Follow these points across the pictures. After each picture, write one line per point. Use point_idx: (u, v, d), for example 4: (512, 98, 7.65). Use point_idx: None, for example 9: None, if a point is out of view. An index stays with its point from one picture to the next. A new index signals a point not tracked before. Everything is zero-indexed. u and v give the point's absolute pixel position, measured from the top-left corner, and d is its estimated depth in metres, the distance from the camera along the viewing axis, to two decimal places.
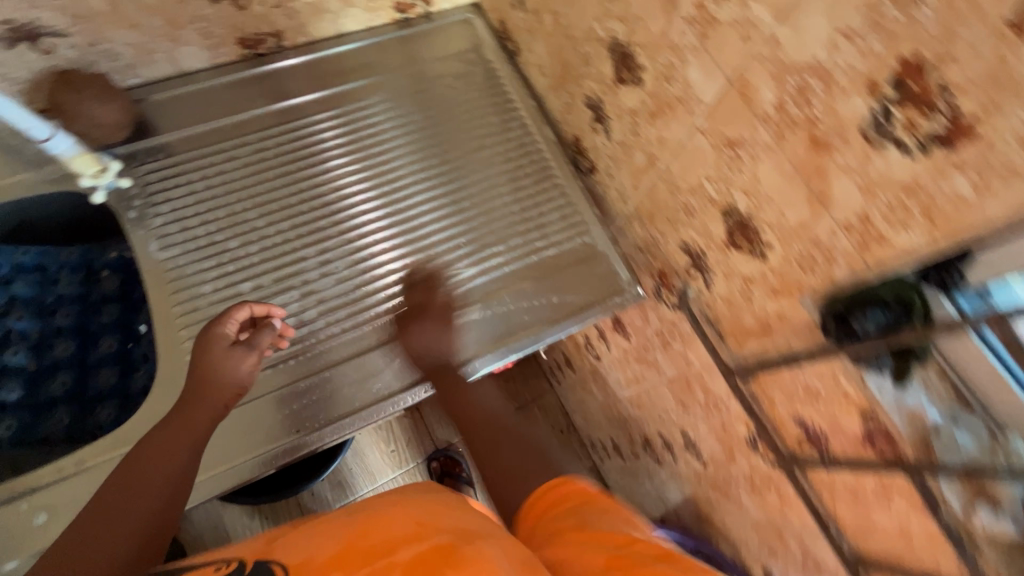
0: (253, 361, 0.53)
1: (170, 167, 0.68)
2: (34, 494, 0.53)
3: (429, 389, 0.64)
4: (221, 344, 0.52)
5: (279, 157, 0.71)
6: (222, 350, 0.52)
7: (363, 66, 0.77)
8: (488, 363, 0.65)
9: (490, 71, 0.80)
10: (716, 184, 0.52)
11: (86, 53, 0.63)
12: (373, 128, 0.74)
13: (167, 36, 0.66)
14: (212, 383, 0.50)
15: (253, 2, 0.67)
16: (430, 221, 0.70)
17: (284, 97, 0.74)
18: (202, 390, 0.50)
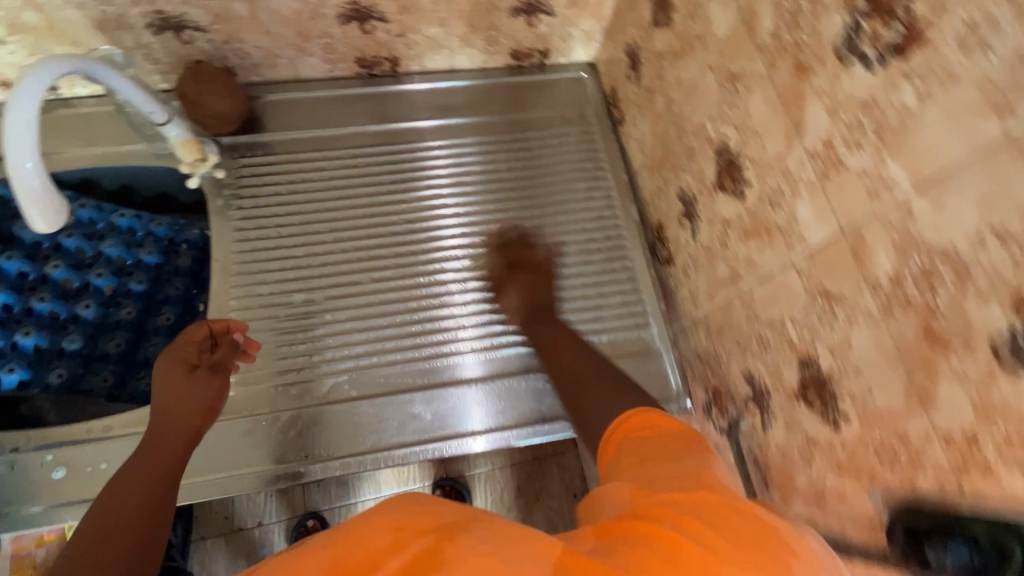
0: (215, 382, 0.55)
1: (265, 166, 0.71)
2: (61, 450, 0.56)
3: (438, 451, 0.62)
4: (182, 370, 0.54)
5: (366, 177, 0.72)
6: (180, 375, 0.53)
7: (467, 106, 0.78)
8: (503, 440, 0.63)
9: (590, 134, 0.78)
10: (800, 328, 0.46)
11: (220, 49, 0.68)
12: (462, 168, 0.75)
13: (294, 46, 0.70)
14: (178, 408, 0.51)
15: (379, 29, 0.69)
16: None
17: (385, 120, 0.76)
18: (169, 417, 0.51)
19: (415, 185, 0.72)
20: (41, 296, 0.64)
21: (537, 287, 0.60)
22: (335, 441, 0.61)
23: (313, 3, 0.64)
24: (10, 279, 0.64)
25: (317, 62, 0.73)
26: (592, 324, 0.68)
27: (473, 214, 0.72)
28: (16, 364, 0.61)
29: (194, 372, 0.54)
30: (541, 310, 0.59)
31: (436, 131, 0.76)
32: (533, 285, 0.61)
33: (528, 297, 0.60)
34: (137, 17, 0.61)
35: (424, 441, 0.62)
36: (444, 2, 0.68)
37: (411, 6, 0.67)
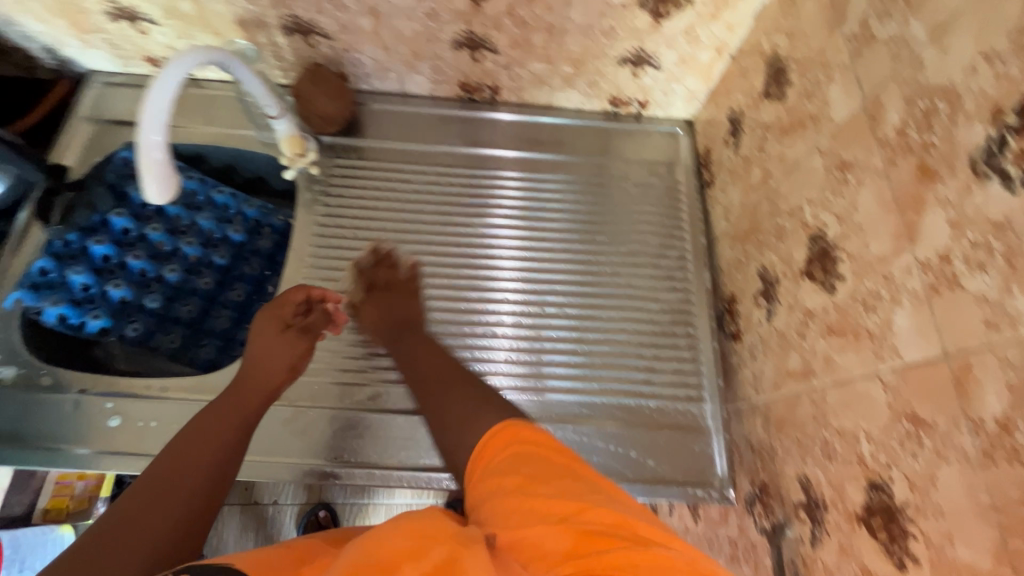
0: (303, 345, 0.59)
1: (355, 169, 0.75)
2: (121, 401, 0.61)
3: None
4: (275, 328, 0.59)
5: (445, 193, 0.74)
6: (274, 332, 0.58)
7: (553, 142, 0.79)
8: None
9: (674, 190, 0.77)
10: (876, 447, 0.42)
11: (339, 56, 0.72)
12: (541, 200, 0.75)
13: (406, 63, 0.73)
14: (263, 365, 0.56)
15: (488, 59, 0.72)
16: (551, 311, 0.69)
17: (475, 143, 0.78)
18: (255, 373, 0.55)
19: (486, 207, 0.74)
20: (137, 253, 0.69)
21: (387, 306, 0.61)
22: (368, 449, 0.62)
23: (432, 27, 0.67)
24: (115, 234, 0.69)
25: (423, 80, 0.76)
26: (643, 387, 0.65)
27: (530, 243, 0.72)
28: (103, 312, 0.66)
29: (285, 331, 0.59)
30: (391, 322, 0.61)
31: (517, 160, 0.78)
32: (385, 304, 0.62)
33: (383, 312, 0.61)
34: (274, 18, 0.66)
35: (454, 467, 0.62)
36: (555, 43, 0.69)
37: (523, 42, 0.69)
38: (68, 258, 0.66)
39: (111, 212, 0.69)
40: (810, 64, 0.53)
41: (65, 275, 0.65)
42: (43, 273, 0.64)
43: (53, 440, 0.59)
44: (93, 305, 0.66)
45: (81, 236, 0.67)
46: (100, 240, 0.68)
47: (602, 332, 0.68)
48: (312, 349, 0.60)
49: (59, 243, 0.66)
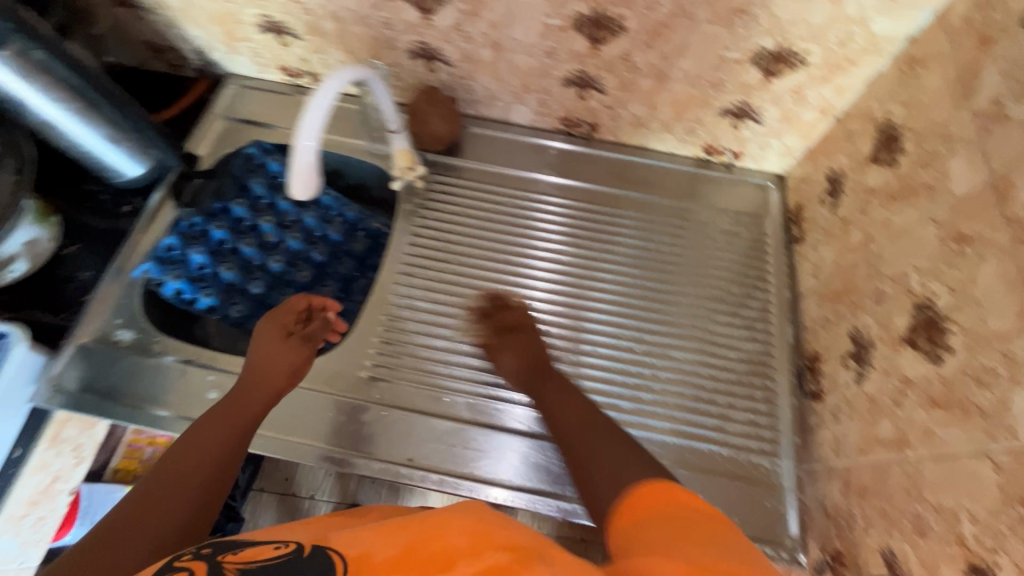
0: (306, 351, 0.64)
1: (450, 185, 0.79)
2: (223, 375, 0.66)
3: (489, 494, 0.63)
4: (278, 334, 0.64)
5: (514, 218, 0.78)
6: (278, 340, 0.63)
7: (636, 182, 0.82)
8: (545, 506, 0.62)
9: (760, 242, 0.77)
10: (980, 529, 0.41)
11: (454, 82, 0.77)
12: (601, 235, 0.78)
13: (514, 94, 0.78)
14: (264, 369, 0.60)
15: (593, 98, 0.75)
16: (595, 341, 0.70)
17: (565, 175, 0.82)
18: (256, 377, 0.60)
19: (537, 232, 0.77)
20: (249, 241, 0.75)
21: (521, 355, 0.63)
22: (392, 446, 0.65)
23: (547, 64, 0.71)
24: (232, 221, 0.75)
25: (527, 111, 0.80)
26: (716, 433, 0.65)
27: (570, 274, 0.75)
28: (212, 291, 0.71)
29: (289, 338, 0.64)
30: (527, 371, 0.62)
31: (598, 194, 0.81)
32: (522, 348, 0.63)
33: (519, 359, 0.63)
34: (404, 42, 0.72)
35: (479, 479, 0.63)
36: (661, 90, 0.72)
37: (631, 85, 0.72)
38: (192, 239, 0.72)
39: (233, 202, 0.75)
40: (929, 135, 0.53)
41: (186, 254, 0.71)
42: (169, 249, 0.71)
43: (160, 403, 0.64)
44: (205, 283, 0.72)
45: (205, 220, 0.74)
46: (220, 225, 0.74)
47: (676, 373, 0.68)
48: (313, 356, 0.65)
49: (186, 225, 0.73)
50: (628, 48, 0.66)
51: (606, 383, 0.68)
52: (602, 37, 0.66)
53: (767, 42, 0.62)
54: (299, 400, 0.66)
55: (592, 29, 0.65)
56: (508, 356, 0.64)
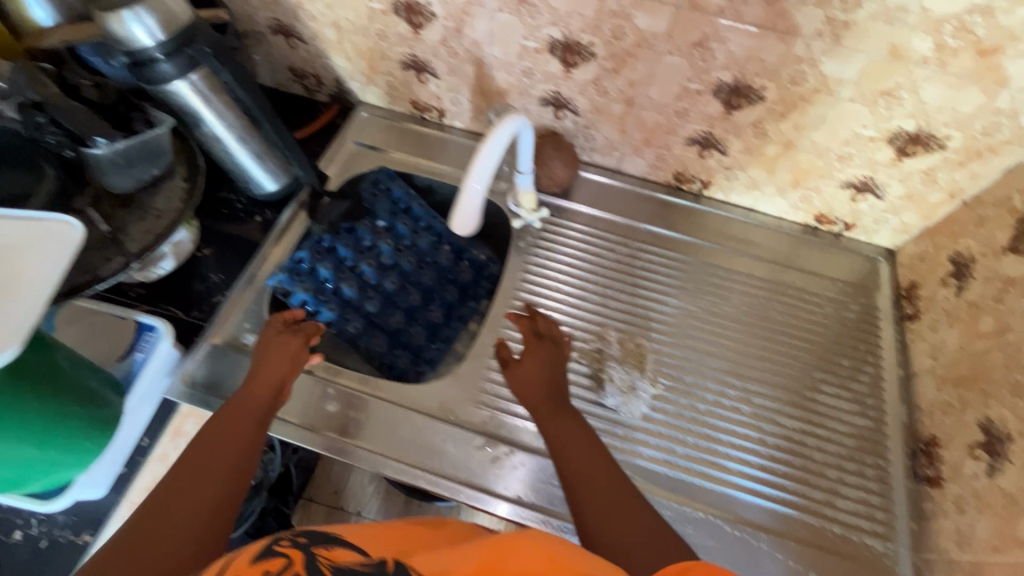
0: (296, 348, 0.63)
1: (562, 229, 0.82)
2: (341, 390, 0.69)
3: None
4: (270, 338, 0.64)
5: (588, 257, 0.80)
6: (272, 341, 0.63)
7: (740, 241, 0.83)
8: None
9: (872, 315, 0.77)
10: None
11: (577, 130, 0.81)
12: (654, 276, 0.79)
13: (634, 147, 0.80)
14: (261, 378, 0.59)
15: (713, 158, 0.77)
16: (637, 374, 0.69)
17: (673, 229, 0.83)
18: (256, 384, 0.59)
19: (603, 272, 0.79)
20: (369, 262, 0.78)
21: (534, 376, 0.63)
22: (536, 493, 0.64)
23: (675, 122, 0.74)
24: (356, 241, 0.79)
25: (642, 163, 0.83)
26: (825, 508, 0.63)
27: (623, 312, 0.76)
28: (333, 307, 0.74)
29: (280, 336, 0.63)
30: (539, 395, 0.62)
31: (701, 249, 0.82)
32: (548, 361, 0.64)
33: (540, 375, 0.63)
34: (539, 90, 0.76)
35: None
36: (785, 157, 0.73)
37: (755, 150, 0.74)
38: (319, 254, 0.76)
39: (359, 224, 0.79)
40: None
41: (313, 268, 0.75)
42: (299, 263, 0.74)
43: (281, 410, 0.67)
44: (328, 298, 0.74)
45: (332, 238, 0.77)
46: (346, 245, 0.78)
47: (781, 440, 0.68)
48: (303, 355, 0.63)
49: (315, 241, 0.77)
50: (762, 116, 0.69)
51: (665, 426, 0.67)
52: (737, 104, 0.68)
53: (907, 124, 0.63)
54: (410, 423, 0.68)
55: (731, 96, 0.67)
56: (531, 368, 0.63)
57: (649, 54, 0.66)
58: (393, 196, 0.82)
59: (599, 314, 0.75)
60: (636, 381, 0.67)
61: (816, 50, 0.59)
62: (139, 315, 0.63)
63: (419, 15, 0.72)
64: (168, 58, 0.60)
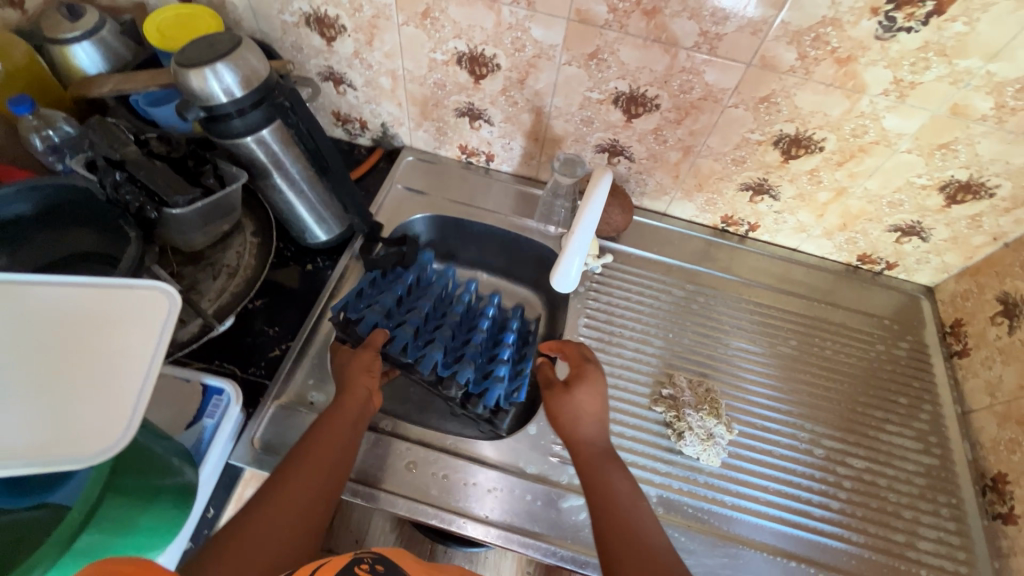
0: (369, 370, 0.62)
1: (619, 274, 0.83)
2: (414, 447, 0.66)
3: None
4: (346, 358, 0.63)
5: (647, 300, 0.81)
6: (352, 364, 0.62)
7: (786, 280, 0.84)
8: None
9: (921, 352, 0.80)
10: None
11: (629, 175, 0.82)
12: (711, 317, 0.81)
13: (685, 191, 0.82)
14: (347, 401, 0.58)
15: (764, 202, 0.79)
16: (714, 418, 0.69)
17: (725, 269, 0.85)
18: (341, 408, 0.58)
19: (664, 314, 0.80)
20: (427, 297, 0.76)
21: (581, 407, 0.60)
22: None
23: (731, 170, 0.76)
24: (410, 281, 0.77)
25: (692, 207, 0.84)
26: (908, 550, 0.64)
27: (686, 354, 0.77)
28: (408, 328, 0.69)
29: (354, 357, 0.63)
30: (581, 425, 0.60)
31: (750, 288, 0.84)
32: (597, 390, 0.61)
33: (592, 402, 0.61)
34: (597, 138, 0.77)
35: None
36: (835, 203, 0.76)
37: (808, 196, 0.76)
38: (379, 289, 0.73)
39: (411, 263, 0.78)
40: None
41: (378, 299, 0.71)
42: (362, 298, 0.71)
43: (356, 473, 0.63)
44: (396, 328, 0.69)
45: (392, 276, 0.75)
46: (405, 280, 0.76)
47: (855, 481, 0.68)
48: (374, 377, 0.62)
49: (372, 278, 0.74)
50: (818, 165, 0.71)
51: (742, 471, 0.68)
52: (796, 154, 0.71)
53: (960, 174, 0.67)
54: (495, 481, 0.65)
55: (791, 147, 0.70)
56: (581, 398, 0.60)
57: (715, 107, 0.68)
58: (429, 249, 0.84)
59: (665, 358, 0.76)
60: (714, 428, 0.68)
61: (880, 107, 0.62)
62: (205, 377, 0.60)
63: (482, 66, 0.73)
64: (244, 113, 0.59)
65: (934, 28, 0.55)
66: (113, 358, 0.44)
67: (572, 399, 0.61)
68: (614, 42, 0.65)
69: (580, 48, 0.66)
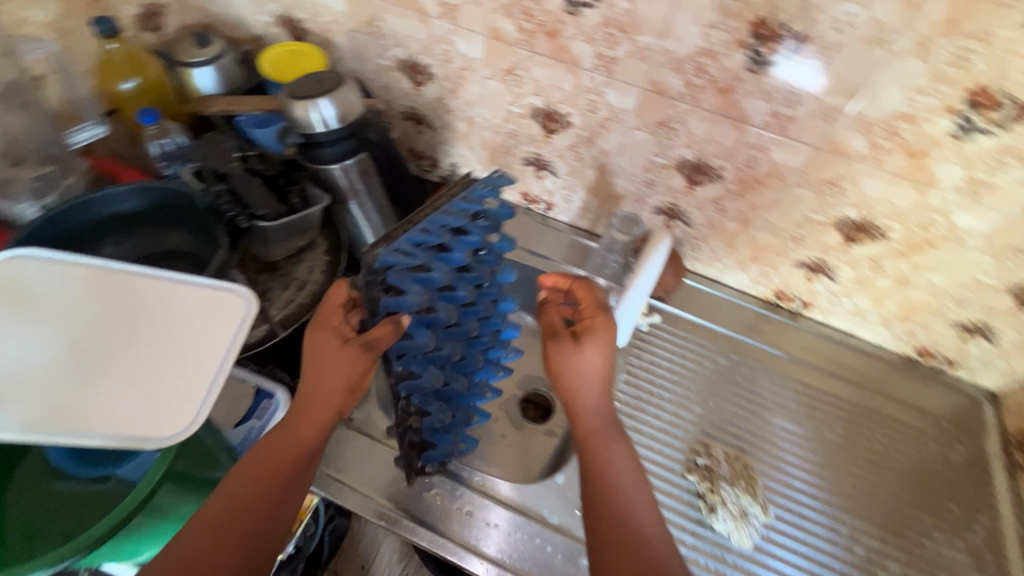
0: (359, 366, 0.54)
1: (663, 335, 0.83)
2: (443, 480, 0.67)
3: None
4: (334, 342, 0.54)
5: (689, 364, 0.80)
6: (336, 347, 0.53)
7: (836, 363, 0.82)
8: None
9: (980, 463, 0.75)
10: None
11: (685, 238, 0.83)
12: (754, 391, 0.79)
13: (740, 262, 0.82)
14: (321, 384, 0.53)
15: (820, 282, 0.79)
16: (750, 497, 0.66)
17: (773, 344, 0.84)
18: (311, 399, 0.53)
19: (705, 381, 0.79)
20: (463, 284, 0.62)
21: (586, 368, 0.56)
22: None
23: (788, 246, 0.76)
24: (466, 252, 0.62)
25: (744, 278, 0.84)
26: None
27: (724, 425, 0.75)
28: (429, 335, 0.59)
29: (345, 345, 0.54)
30: (584, 391, 0.57)
31: (798, 367, 0.82)
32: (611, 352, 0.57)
33: (603, 365, 0.57)
34: (657, 199, 0.80)
35: None
36: (896, 292, 0.74)
37: (867, 281, 0.75)
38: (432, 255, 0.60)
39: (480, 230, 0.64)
40: None
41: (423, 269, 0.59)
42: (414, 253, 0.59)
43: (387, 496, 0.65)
44: (421, 318, 0.59)
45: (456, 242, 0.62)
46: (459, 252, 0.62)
47: None
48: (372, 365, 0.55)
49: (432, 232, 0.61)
50: (879, 252, 0.71)
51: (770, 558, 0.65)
52: (858, 238, 0.71)
53: None
54: (516, 526, 0.65)
55: (853, 232, 0.70)
56: (590, 357, 0.56)
57: (778, 184, 0.69)
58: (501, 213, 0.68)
59: (701, 427, 0.74)
60: (745, 505, 0.66)
61: (951, 203, 0.62)
62: (260, 380, 0.64)
63: (555, 122, 0.77)
64: (332, 143, 0.65)
65: (1014, 133, 0.55)
66: (184, 352, 0.51)
67: (581, 356, 0.56)
68: (685, 113, 0.68)
69: (650, 115, 0.70)
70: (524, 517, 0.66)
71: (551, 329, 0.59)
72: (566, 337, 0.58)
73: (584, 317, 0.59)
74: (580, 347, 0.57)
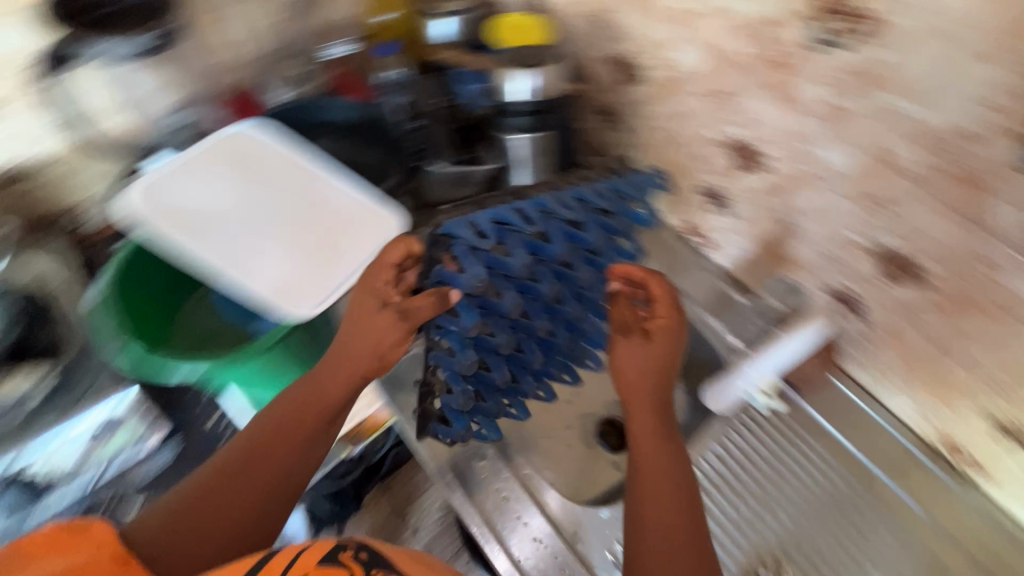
0: (392, 332, 0.56)
1: (778, 424, 0.75)
2: (501, 464, 0.69)
3: None
4: (373, 305, 0.57)
5: (794, 468, 0.72)
6: (373, 310, 0.57)
7: (991, 556, 0.65)
8: None
9: None
10: None
11: (853, 335, 0.71)
12: (862, 530, 0.67)
13: (912, 388, 0.68)
14: (353, 343, 0.57)
15: (1014, 455, 0.62)
16: None
17: (912, 495, 0.69)
18: (342, 358, 0.58)
19: (805, 492, 0.70)
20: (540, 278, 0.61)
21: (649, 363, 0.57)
22: None
23: (985, 395, 0.61)
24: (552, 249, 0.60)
25: (908, 408, 0.70)
26: None
27: (806, 549, 0.67)
28: (476, 319, 0.58)
29: (381, 309, 0.57)
30: (642, 384, 0.57)
31: (936, 535, 0.66)
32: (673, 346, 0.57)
33: (659, 358, 0.57)
34: (836, 280, 0.69)
35: None
36: None
37: None
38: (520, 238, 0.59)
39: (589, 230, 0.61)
40: None
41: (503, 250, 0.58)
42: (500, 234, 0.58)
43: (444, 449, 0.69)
44: (476, 301, 0.58)
45: (553, 231, 0.59)
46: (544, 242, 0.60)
47: None
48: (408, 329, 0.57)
49: (531, 215, 0.60)
50: None
51: None
52: None
53: None
54: (547, 539, 0.65)
55: None
56: (653, 346, 0.57)
57: (1002, 317, 0.55)
58: (631, 220, 0.64)
59: (777, 539, 0.68)
60: None
61: None
62: None
63: (752, 160, 0.70)
64: (525, 113, 0.69)
65: None
66: (328, 248, 0.65)
67: (646, 345, 0.57)
68: (907, 196, 0.57)
69: (864, 185, 0.60)
70: (554, 533, 0.65)
71: (625, 324, 0.60)
72: (635, 333, 0.58)
73: (656, 321, 0.58)
74: (651, 342, 0.57)
